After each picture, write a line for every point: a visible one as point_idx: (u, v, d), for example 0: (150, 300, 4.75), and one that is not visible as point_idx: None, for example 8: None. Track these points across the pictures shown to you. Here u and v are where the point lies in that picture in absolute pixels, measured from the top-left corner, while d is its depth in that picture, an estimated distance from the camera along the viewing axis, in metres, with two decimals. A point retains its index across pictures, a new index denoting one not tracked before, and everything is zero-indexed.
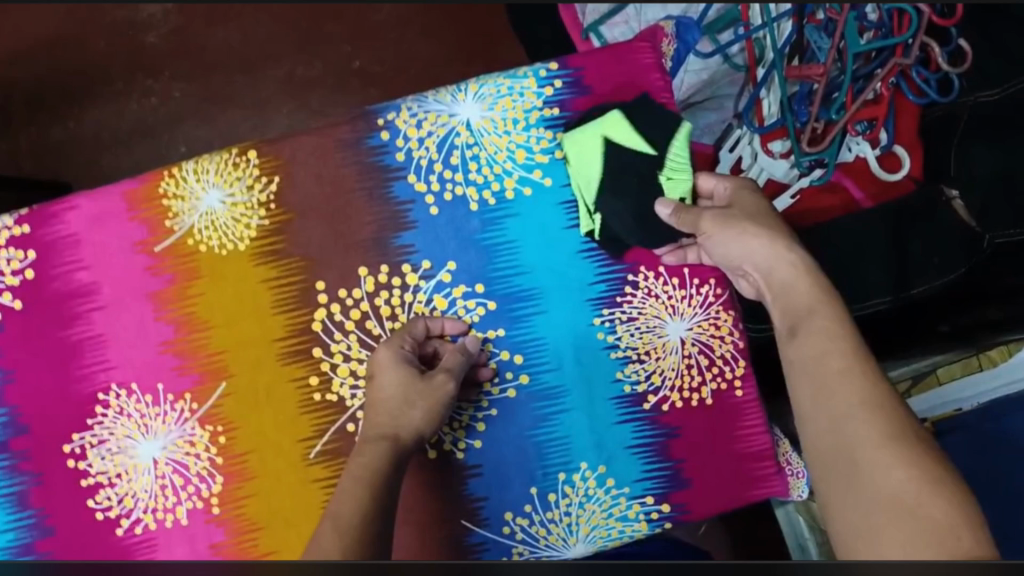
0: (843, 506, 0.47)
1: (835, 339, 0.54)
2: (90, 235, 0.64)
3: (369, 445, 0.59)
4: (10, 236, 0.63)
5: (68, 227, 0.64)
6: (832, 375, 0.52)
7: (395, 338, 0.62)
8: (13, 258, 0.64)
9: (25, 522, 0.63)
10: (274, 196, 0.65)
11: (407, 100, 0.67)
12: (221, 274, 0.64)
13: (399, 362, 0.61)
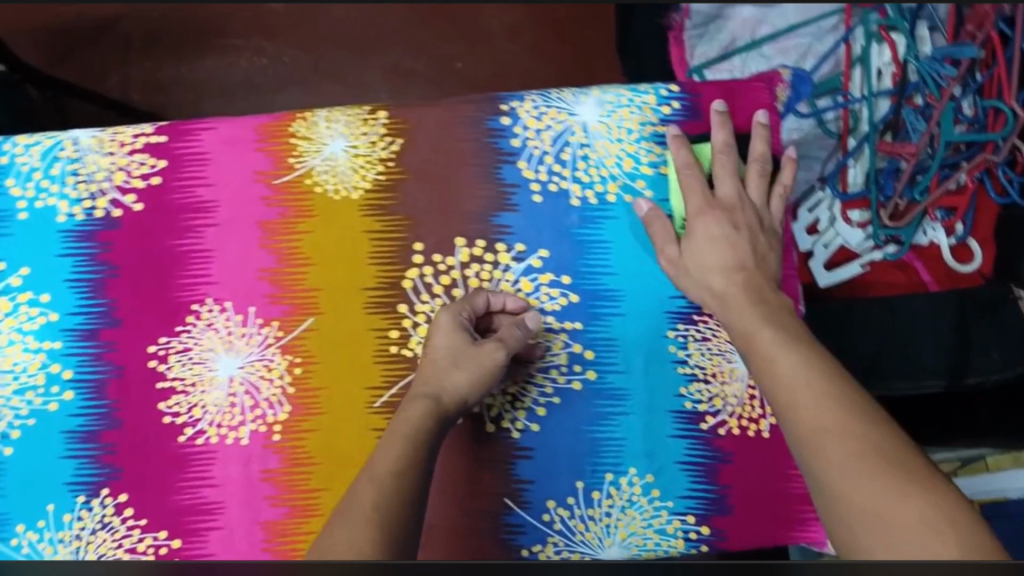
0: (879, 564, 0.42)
1: (791, 390, 0.54)
2: (218, 157, 0.68)
3: (413, 401, 0.61)
4: (148, 142, 0.68)
5: (200, 145, 0.68)
6: (811, 424, 0.52)
7: (456, 305, 0.65)
8: (145, 163, 0.68)
9: (97, 411, 0.65)
10: (393, 155, 0.69)
11: (531, 94, 0.71)
12: (330, 217, 0.68)
13: (441, 329, 0.64)
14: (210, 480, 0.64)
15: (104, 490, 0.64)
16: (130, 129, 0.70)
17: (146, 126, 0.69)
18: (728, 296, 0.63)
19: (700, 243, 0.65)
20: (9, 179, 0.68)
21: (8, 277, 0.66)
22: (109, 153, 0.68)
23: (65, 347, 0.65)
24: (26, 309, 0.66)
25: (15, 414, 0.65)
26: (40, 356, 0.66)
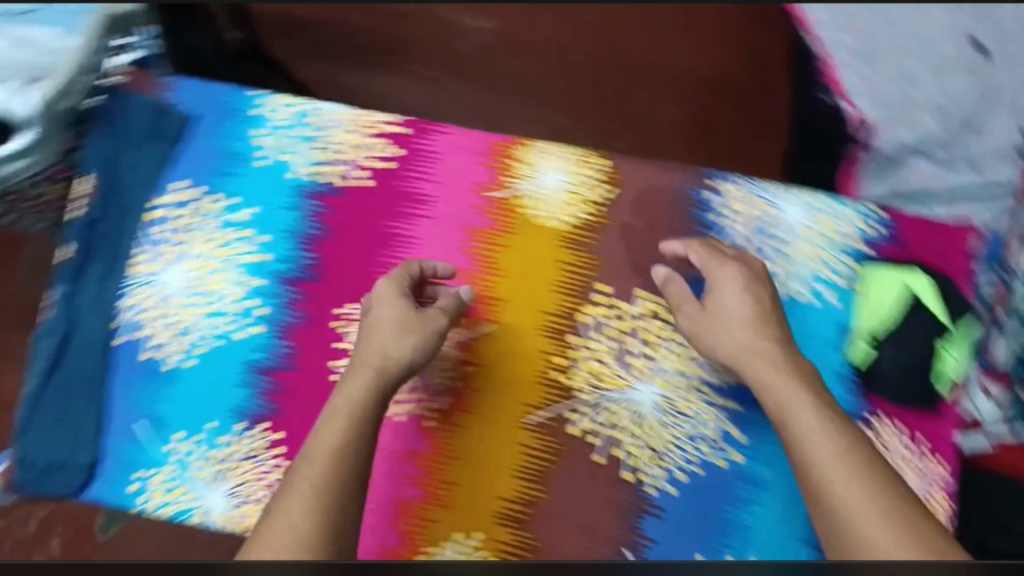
0: None
1: (813, 444, 0.57)
2: (447, 160, 0.74)
3: (360, 371, 0.62)
4: (392, 131, 0.74)
5: (435, 145, 0.74)
6: (835, 486, 0.54)
7: (396, 274, 0.66)
8: (383, 147, 0.74)
9: (278, 351, 0.70)
10: (604, 200, 0.74)
11: (741, 180, 0.74)
12: (531, 239, 0.72)
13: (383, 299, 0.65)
14: None
15: (263, 425, 0.68)
16: (377, 113, 0.76)
17: (392, 115, 0.75)
18: (750, 349, 0.63)
19: (729, 298, 0.66)
20: (263, 127, 0.74)
21: (237, 212, 0.72)
22: (355, 130, 0.74)
23: (269, 289, 0.71)
24: (244, 245, 0.72)
25: (205, 335, 0.70)
26: (243, 290, 0.71)
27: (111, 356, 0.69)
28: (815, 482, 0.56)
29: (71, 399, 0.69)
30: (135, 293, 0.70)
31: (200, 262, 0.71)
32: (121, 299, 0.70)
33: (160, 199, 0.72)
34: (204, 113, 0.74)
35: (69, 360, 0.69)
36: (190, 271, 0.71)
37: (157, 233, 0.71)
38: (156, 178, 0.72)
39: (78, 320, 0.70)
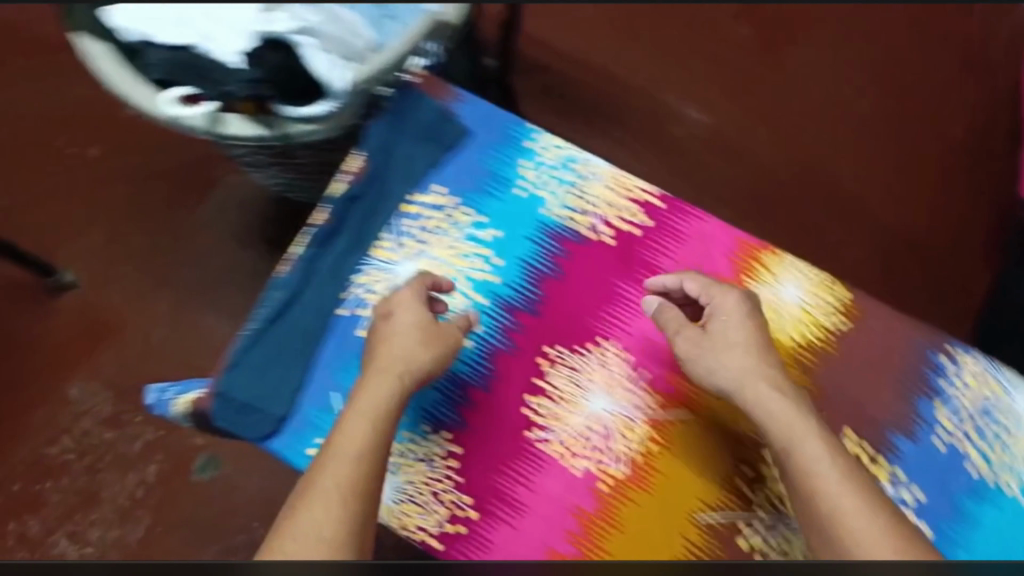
0: None
1: (816, 467, 0.56)
2: (692, 242, 0.75)
3: (376, 377, 0.64)
4: (646, 201, 0.76)
5: (685, 226, 0.75)
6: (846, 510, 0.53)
7: (414, 283, 0.70)
8: (634, 214, 0.76)
9: (481, 370, 0.72)
10: (836, 331, 0.72)
11: (977, 356, 0.73)
12: (757, 343, 0.71)
13: (402, 299, 0.69)
14: (529, 484, 0.68)
15: (447, 434, 0.70)
16: (637, 180, 0.78)
17: (650, 186, 0.76)
18: (752, 375, 0.63)
19: (733, 326, 0.67)
20: (529, 160, 0.77)
21: (483, 231, 0.75)
22: (612, 190, 0.77)
23: (490, 309, 0.73)
24: (480, 262, 0.74)
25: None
26: (466, 303, 0.73)
27: (330, 325, 0.72)
28: (826, 507, 0.54)
29: (283, 351, 0.72)
30: (370, 274, 0.74)
31: (435, 264, 0.74)
32: (355, 276, 0.74)
33: (418, 196, 0.75)
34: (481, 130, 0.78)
35: (292, 315, 0.73)
36: (424, 269, 0.73)
37: (406, 225, 0.75)
38: (421, 176, 0.76)
39: (312, 282, 0.74)
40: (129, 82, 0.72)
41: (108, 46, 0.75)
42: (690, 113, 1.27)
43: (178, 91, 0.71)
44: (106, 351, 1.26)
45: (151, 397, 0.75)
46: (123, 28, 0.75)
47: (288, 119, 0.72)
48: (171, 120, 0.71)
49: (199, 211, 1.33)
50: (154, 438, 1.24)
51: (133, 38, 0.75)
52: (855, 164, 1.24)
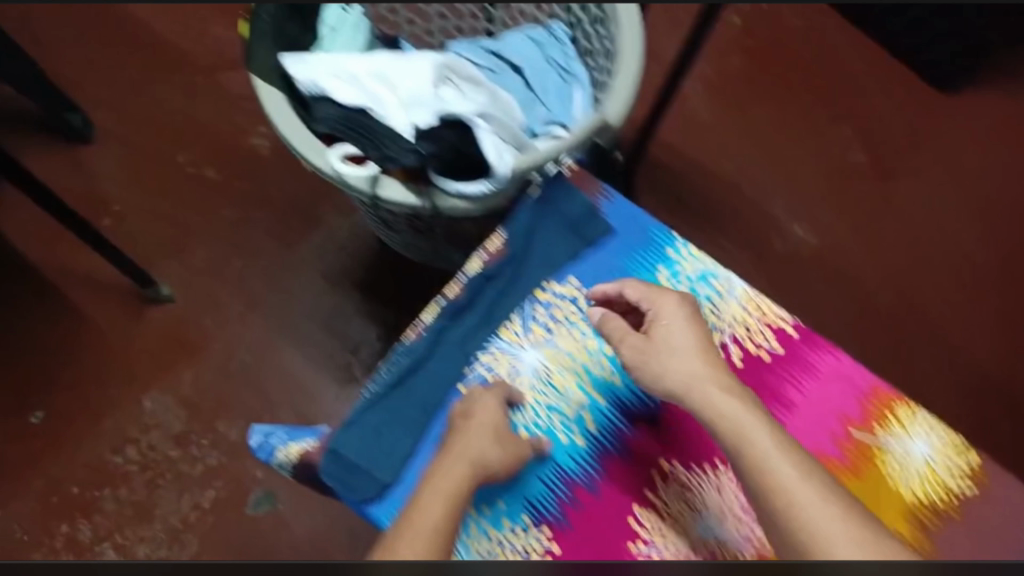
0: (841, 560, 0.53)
1: (776, 467, 0.59)
2: (825, 379, 0.73)
3: (454, 473, 0.65)
4: (780, 327, 0.75)
5: (818, 360, 0.74)
6: (807, 507, 0.57)
7: (496, 389, 0.71)
8: (766, 339, 0.74)
9: (590, 470, 0.71)
10: (962, 495, 0.70)
11: None
12: (877, 496, 0.69)
13: (487, 399, 0.70)
14: None
15: (547, 530, 0.69)
16: (774, 306, 0.76)
17: (787, 312, 0.75)
18: (699, 377, 0.66)
19: (675, 331, 0.69)
20: (666, 268, 0.77)
21: None
22: (748, 311, 0.75)
23: (606, 408, 0.73)
24: (604, 361, 0.75)
25: (534, 419, 0.72)
26: (584, 398, 0.74)
27: (450, 398, 0.73)
28: (785, 504, 0.58)
29: (399, 418, 0.72)
30: (494, 354, 0.75)
31: (561, 355, 0.75)
32: (481, 354, 0.75)
33: (553, 284, 0.77)
34: (623, 229, 0.79)
35: (413, 384, 0.74)
36: (548, 357, 0.75)
37: (537, 311, 0.76)
38: (559, 265, 0.78)
39: (438, 353, 0.75)
40: (297, 129, 0.75)
41: (280, 90, 0.77)
42: (796, 231, 1.28)
43: (347, 149, 0.75)
44: (184, 371, 1.27)
45: (256, 439, 0.75)
46: (300, 75, 0.77)
47: (442, 194, 0.74)
48: (331, 175, 0.74)
49: (299, 248, 1.32)
50: (214, 464, 1.24)
51: (307, 87, 0.76)
52: (946, 317, 1.27)
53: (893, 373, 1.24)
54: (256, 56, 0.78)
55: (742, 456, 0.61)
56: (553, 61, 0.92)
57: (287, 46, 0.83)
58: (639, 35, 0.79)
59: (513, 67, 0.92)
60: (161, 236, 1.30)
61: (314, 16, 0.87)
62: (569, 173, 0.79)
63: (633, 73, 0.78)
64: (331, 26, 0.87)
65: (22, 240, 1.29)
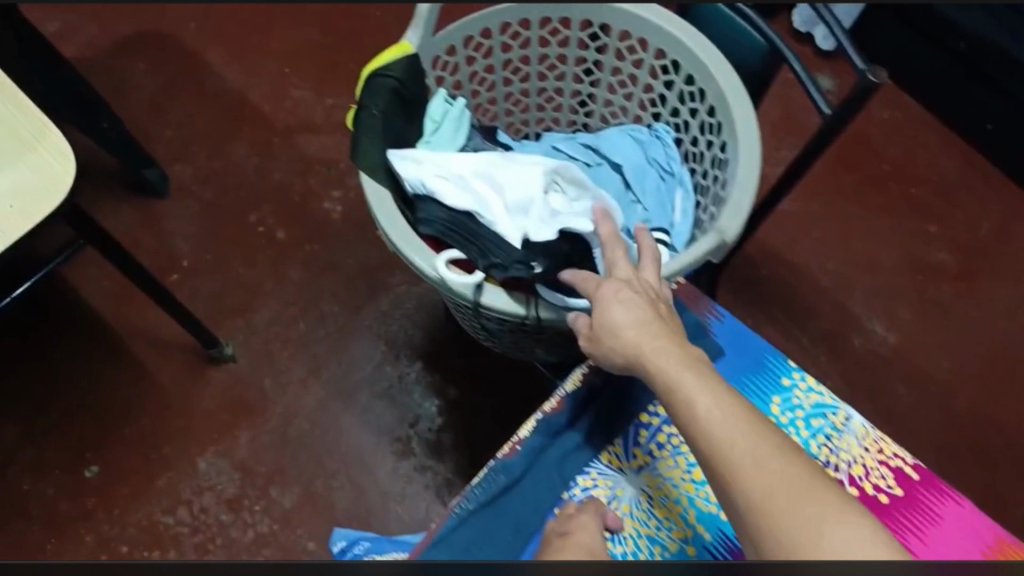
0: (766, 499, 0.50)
1: (713, 414, 0.56)
2: (948, 527, 0.69)
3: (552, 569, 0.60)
4: (899, 466, 0.73)
5: (940, 507, 0.70)
6: (736, 450, 0.53)
7: (594, 513, 0.71)
8: (884, 478, 0.72)
9: None
10: None
11: None
12: None
13: (583, 517, 0.69)
14: None
15: None
16: (892, 443, 0.75)
17: (907, 453, 0.74)
18: (645, 346, 0.63)
19: (619, 301, 0.66)
20: (780, 396, 0.76)
21: None
22: (866, 448, 0.73)
23: (711, 544, 0.73)
24: (708, 492, 0.75)
25: (634, 549, 0.73)
26: (686, 531, 0.74)
27: (546, 519, 0.75)
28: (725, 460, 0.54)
29: (493, 538, 0.74)
30: (593, 477, 0.78)
31: (662, 481, 0.77)
32: (579, 477, 0.78)
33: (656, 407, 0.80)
34: (733, 351, 0.79)
35: (507, 501, 0.76)
36: (650, 483, 0.77)
37: (641, 436, 0.79)
38: None
39: (535, 471, 0.77)
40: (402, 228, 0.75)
41: (386, 187, 0.79)
42: (877, 329, 1.27)
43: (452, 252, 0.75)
44: (241, 433, 1.26)
45: (338, 544, 0.81)
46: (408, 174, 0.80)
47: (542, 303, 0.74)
48: (436, 277, 0.74)
49: (365, 313, 1.32)
50: (265, 533, 1.20)
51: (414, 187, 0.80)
52: None
53: (983, 484, 1.17)
54: (365, 151, 0.80)
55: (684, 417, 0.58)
56: (655, 160, 0.94)
57: (394, 142, 0.84)
58: (755, 141, 0.79)
59: (613, 165, 0.93)
60: (227, 294, 1.31)
61: (422, 109, 0.89)
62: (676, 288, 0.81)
63: (752, 182, 0.77)
64: (435, 119, 0.90)
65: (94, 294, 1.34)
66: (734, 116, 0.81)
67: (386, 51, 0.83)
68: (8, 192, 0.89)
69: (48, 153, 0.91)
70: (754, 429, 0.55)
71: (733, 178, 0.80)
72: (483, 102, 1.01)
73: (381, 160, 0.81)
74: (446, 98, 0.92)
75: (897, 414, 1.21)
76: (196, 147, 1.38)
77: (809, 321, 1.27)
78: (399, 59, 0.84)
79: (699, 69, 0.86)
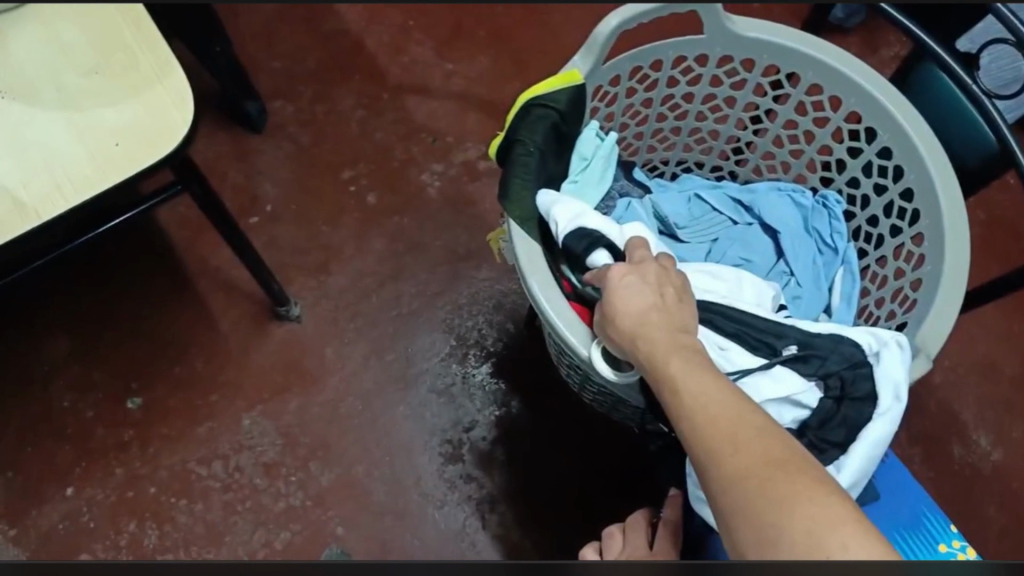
0: (739, 478, 0.47)
1: (703, 395, 0.54)
2: None
3: None
4: None
5: None
6: (719, 428, 0.51)
7: (638, 527, 0.79)
8: None
9: None
10: None
11: None
12: None
13: (630, 537, 0.78)
14: None
15: None
16: None
17: None
18: (649, 323, 0.62)
19: (626, 283, 0.65)
20: None
21: None
22: None
23: None
24: None
25: None
26: None
27: None
28: (708, 445, 0.51)
29: None
30: None
31: None
32: None
33: None
34: (889, 499, 0.78)
35: None
36: None
37: None
38: None
39: None
40: (554, 293, 0.70)
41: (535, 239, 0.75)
42: (981, 443, 1.17)
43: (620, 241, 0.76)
44: (293, 399, 1.20)
45: None
46: (560, 227, 0.76)
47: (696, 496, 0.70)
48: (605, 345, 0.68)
49: (447, 297, 1.25)
50: (296, 506, 1.15)
51: (567, 239, 0.75)
52: None
53: None
54: (516, 198, 0.74)
55: (680, 418, 0.54)
56: (816, 231, 0.87)
57: (543, 182, 0.79)
58: (965, 239, 0.71)
59: (765, 227, 0.88)
60: (304, 250, 1.25)
61: (574, 144, 0.84)
62: (826, 343, 0.73)
63: (959, 289, 0.70)
64: (584, 155, 0.85)
65: (170, 219, 1.28)
66: (936, 202, 0.73)
67: (553, 79, 0.77)
68: (117, 128, 0.83)
69: (168, 96, 0.84)
70: (749, 420, 0.51)
71: (935, 279, 0.72)
72: (627, 137, 0.92)
73: (530, 208, 0.76)
74: (597, 130, 0.86)
75: (989, 542, 1.11)
76: (304, 87, 1.31)
77: (909, 419, 1.18)
78: (564, 90, 0.78)
79: (900, 145, 0.76)
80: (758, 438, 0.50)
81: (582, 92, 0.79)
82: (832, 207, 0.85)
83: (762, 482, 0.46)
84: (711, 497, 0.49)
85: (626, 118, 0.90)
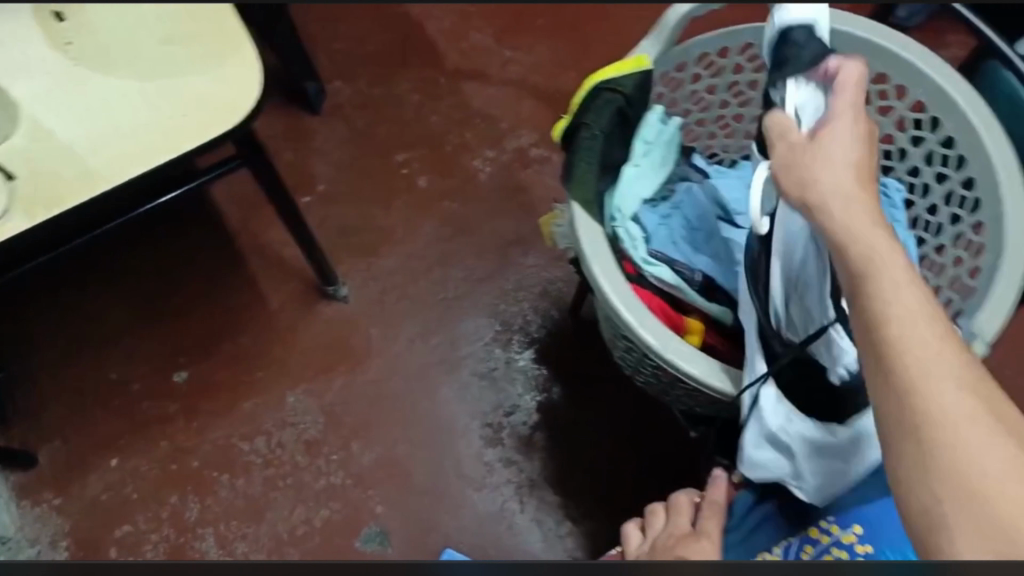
0: (954, 421, 0.46)
1: (915, 323, 0.53)
2: None
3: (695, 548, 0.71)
4: None
5: None
6: (938, 367, 0.49)
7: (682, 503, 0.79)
8: None
9: None
10: None
11: None
12: None
13: (673, 514, 0.79)
14: None
15: None
16: None
17: None
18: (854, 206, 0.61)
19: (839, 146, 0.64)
20: None
21: None
22: None
23: None
24: None
25: None
26: None
27: None
28: (922, 376, 0.49)
29: None
30: None
31: None
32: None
33: (834, 529, 0.71)
34: None
35: None
36: None
37: (804, 551, 0.72)
38: (847, 507, 0.71)
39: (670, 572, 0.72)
40: (616, 276, 0.72)
41: (598, 222, 0.75)
42: None
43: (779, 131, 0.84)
44: (337, 378, 1.21)
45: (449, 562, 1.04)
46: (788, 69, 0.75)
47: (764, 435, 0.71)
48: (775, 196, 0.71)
49: (492, 283, 1.25)
50: (336, 485, 1.16)
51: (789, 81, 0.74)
52: None
53: None
54: (580, 179, 0.74)
55: (887, 338, 0.52)
56: None
57: (606, 167, 0.78)
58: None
59: None
60: (354, 231, 1.27)
61: (636, 128, 0.82)
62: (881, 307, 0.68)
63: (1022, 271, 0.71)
64: (647, 140, 0.82)
65: (223, 197, 1.30)
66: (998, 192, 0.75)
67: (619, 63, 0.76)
68: (185, 100, 0.85)
69: (237, 70, 0.86)
70: (972, 373, 0.49)
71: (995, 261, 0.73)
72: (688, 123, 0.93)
73: (593, 190, 0.75)
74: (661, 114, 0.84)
75: None
76: (361, 70, 1.34)
77: None
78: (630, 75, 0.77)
79: (965, 134, 0.79)
80: (979, 393, 0.48)
81: (649, 78, 0.78)
82: (892, 195, 0.86)
83: (982, 433, 0.45)
84: (901, 426, 0.48)
85: (689, 103, 0.92)
